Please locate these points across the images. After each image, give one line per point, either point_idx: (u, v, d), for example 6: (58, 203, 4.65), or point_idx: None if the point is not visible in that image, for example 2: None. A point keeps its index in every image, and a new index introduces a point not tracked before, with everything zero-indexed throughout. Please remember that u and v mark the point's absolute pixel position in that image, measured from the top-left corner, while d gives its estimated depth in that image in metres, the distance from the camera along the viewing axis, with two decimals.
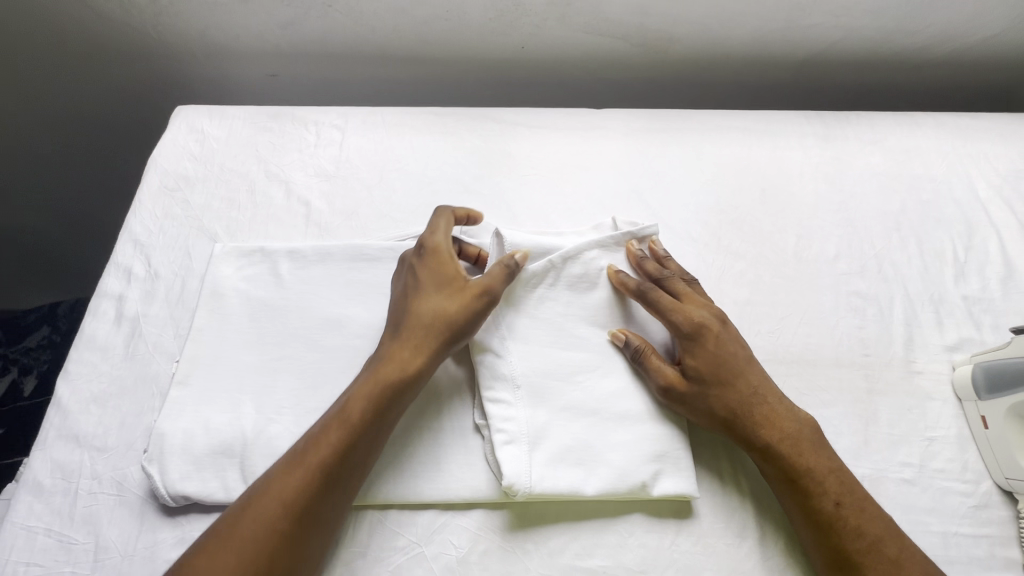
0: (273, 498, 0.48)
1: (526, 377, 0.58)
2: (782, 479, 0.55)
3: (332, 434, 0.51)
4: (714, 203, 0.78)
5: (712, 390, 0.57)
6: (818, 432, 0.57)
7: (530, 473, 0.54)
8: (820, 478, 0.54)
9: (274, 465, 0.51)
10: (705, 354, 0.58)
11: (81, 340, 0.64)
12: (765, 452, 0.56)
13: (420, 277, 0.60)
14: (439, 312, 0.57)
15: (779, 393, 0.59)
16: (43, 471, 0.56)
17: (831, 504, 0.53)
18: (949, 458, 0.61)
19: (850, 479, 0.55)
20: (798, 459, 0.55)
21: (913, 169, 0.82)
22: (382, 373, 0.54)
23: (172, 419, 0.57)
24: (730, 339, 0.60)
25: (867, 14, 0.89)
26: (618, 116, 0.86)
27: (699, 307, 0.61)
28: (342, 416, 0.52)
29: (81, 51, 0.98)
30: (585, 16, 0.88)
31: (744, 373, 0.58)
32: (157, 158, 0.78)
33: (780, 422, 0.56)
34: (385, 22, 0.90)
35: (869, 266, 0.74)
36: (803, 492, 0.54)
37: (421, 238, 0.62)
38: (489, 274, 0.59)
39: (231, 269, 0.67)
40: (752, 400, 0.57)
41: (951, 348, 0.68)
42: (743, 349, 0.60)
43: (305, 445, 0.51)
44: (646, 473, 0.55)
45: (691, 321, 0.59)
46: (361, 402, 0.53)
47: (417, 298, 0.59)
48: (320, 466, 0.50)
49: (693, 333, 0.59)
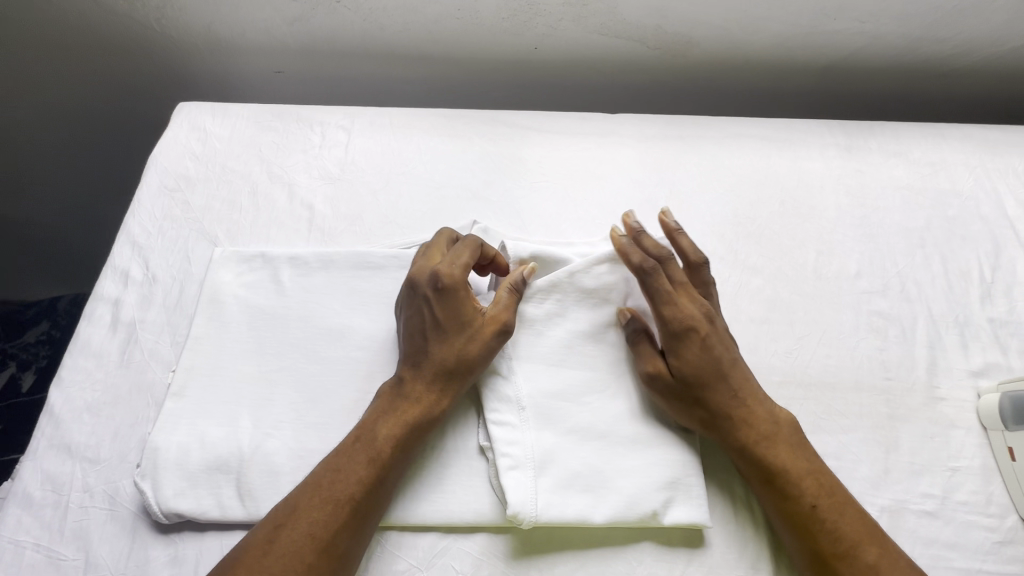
0: (302, 534, 0.47)
1: (532, 399, 0.56)
2: (760, 480, 0.53)
3: (361, 470, 0.50)
4: (731, 216, 0.75)
5: (694, 393, 0.55)
6: (797, 432, 0.55)
7: (536, 500, 0.51)
8: (797, 481, 0.52)
9: (293, 495, 0.49)
10: (689, 356, 0.56)
11: (75, 345, 0.62)
12: (741, 450, 0.54)
13: (438, 316, 0.56)
14: (463, 355, 0.55)
15: (759, 391, 0.57)
16: (34, 483, 0.55)
17: (808, 505, 0.51)
18: (973, 490, 0.59)
19: (830, 480, 0.53)
20: (772, 459, 0.53)
21: (939, 183, 0.79)
22: (407, 413, 0.53)
23: (167, 433, 0.55)
24: (718, 340, 0.57)
25: (892, 21, 0.86)
26: (633, 122, 0.83)
27: (691, 303, 0.58)
28: (371, 453, 0.51)
29: (86, 44, 0.97)
30: (601, 17, 0.85)
31: (728, 377, 0.56)
32: (157, 157, 0.76)
33: (756, 423, 0.55)
34: (394, 20, 0.87)
35: (892, 284, 0.71)
36: (779, 492, 0.52)
37: (436, 270, 0.56)
38: (502, 303, 0.57)
39: (230, 275, 0.65)
40: (729, 400, 0.55)
41: (976, 373, 0.65)
42: (730, 351, 0.58)
43: (328, 479, 0.50)
44: (658, 501, 0.53)
45: (681, 320, 0.57)
46: (391, 439, 0.52)
47: (437, 338, 0.55)
48: (349, 501, 0.49)
49: (680, 332, 0.56)
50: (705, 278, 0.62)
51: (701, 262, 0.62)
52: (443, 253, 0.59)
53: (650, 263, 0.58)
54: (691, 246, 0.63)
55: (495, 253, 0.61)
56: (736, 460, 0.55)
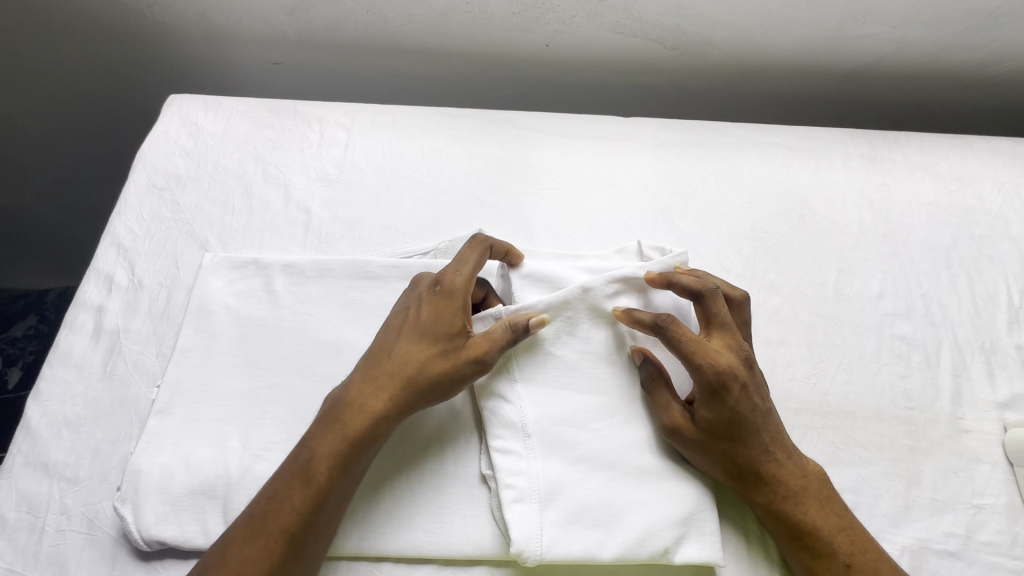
0: (232, 571, 0.44)
1: (537, 426, 0.53)
2: (788, 535, 0.51)
3: (296, 497, 0.46)
4: (749, 229, 0.71)
5: (720, 445, 0.52)
6: (826, 484, 0.52)
7: (541, 537, 0.49)
8: (828, 538, 0.50)
9: (231, 530, 0.46)
10: (725, 409, 0.51)
11: (54, 355, 0.59)
12: (768, 507, 0.52)
13: (419, 316, 0.53)
14: (426, 368, 0.51)
15: (788, 443, 0.54)
16: (7, 503, 0.52)
17: (840, 564, 0.49)
18: (997, 530, 0.56)
19: (862, 535, 0.50)
20: (802, 515, 0.51)
21: (967, 200, 0.75)
22: (350, 425, 0.49)
23: (150, 453, 0.52)
24: (755, 390, 0.53)
25: (924, 25, 0.81)
26: (648, 126, 0.79)
27: (726, 348, 0.54)
28: (306, 476, 0.47)
29: (74, 28, 0.92)
30: (618, 15, 0.81)
31: (760, 430, 0.52)
32: (145, 152, 0.72)
33: (785, 478, 0.52)
34: (399, 12, 0.83)
35: (916, 307, 0.68)
36: (810, 551, 0.50)
37: (440, 272, 0.54)
38: (491, 334, 0.52)
39: (220, 282, 0.61)
40: (759, 454, 0.52)
41: (1003, 405, 0.62)
42: (765, 402, 0.53)
43: (263, 510, 0.46)
44: (669, 538, 0.50)
45: (719, 370, 0.51)
46: (328, 458, 0.47)
47: (410, 340, 0.52)
48: (283, 534, 0.45)
49: (718, 383, 0.51)
50: (743, 318, 0.57)
51: (741, 299, 0.57)
52: (454, 258, 0.55)
53: (663, 315, 0.53)
54: (729, 282, 0.59)
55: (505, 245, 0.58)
56: (759, 514, 0.52)
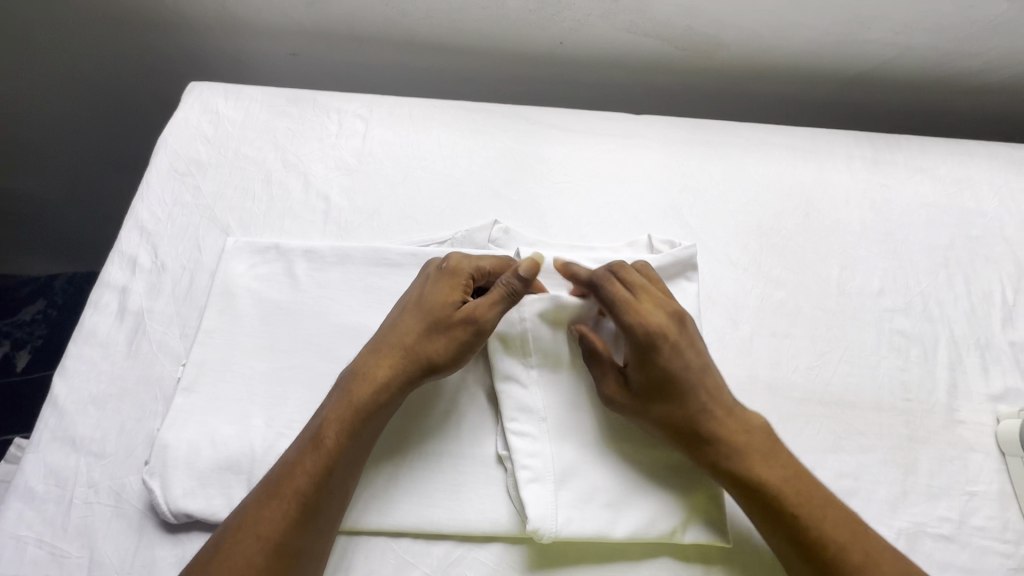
0: (249, 532, 0.45)
1: (553, 411, 0.55)
2: (741, 494, 0.51)
3: (308, 462, 0.48)
4: (755, 226, 0.74)
5: (657, 405, 0.53)
6: (771, 437, 0.53)
7: (556, 515, 0.51)
8: (775, 490, 0.50)
9: (249, 497, 0.48)
10: (656, 368, 0.53)
11: (80, 333, 0.60)
12: (715, 466, 0.52)
13: (423, 292, 0.56)
14: (426, 338, 0.53)
15: (729, 398, 0.54)
16: (36, 476, 0.53)
17: (789, 514, 0.49)
18: (990, 515, 0.58)
19: (813, 485, 0.51)
20: (748, 471, 0.51)
21: (965, 202, 0.78)
22: (356, 394, 0.50)
23: (176, 430, 0.54)
24: (686, 346, 0.54)
25: (927, 32, 0.84)
26: (659, 123, 0.81)
27: (656, 306, 0.55)
28: (316, 440, 0.48)
29: (92, 15, 0.93)
30: (632, 15, 0.83)
31: (696, 386, 0.53)
32: (167, 138, 0.73)
33: (728, 433, 0.52)
34: (418, 7, 0.84)
35: (915, 303, 0.70)
36: (760, 504, 0.50)
37: (447, 254, 0.58)
38: (490, 305, 0.53)
39: (243, 266, 0.63)
40: (694, 410, 0.53)
41: (996, 398, 0.65)
42: (699, 359, 0.55)
43: (280, 474, 0.48)
44: (678, 519, 0.52)
45: (643, 326, 0.53)
46: (336, 425, 0.49)
47: (413, 314, 0.55)
48: (297, 496, 0.46)
49: (646, 342, 0.53)
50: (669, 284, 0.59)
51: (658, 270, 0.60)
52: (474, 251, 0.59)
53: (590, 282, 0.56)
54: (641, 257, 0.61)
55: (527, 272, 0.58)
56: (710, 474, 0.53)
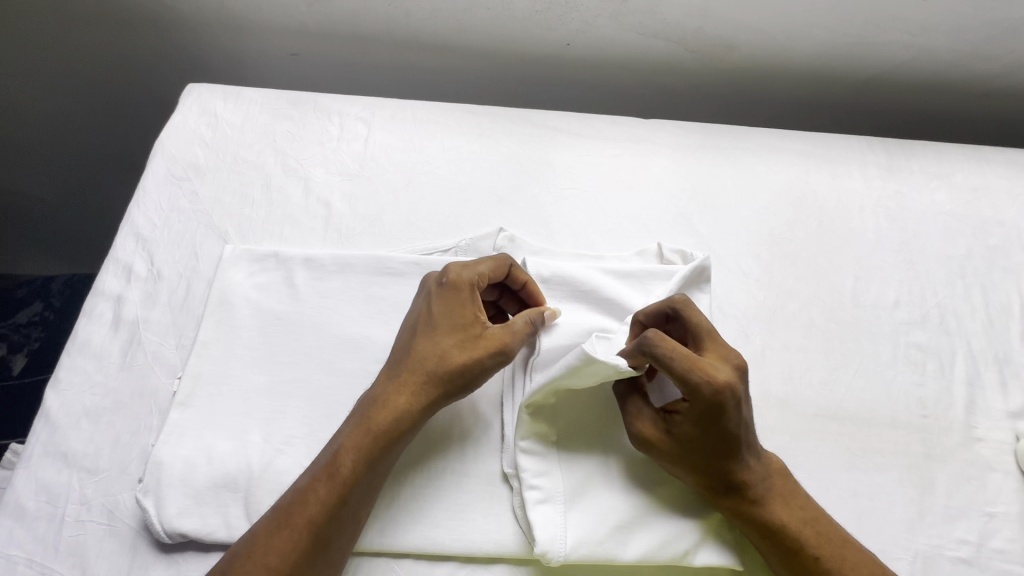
0: (256, 562, 0.43)
1: (562, 429, 0.53)
2: (758, 535, 0.50)
3: (322, 490, 0.46)
4: (767, 234, 0.72)
5: (694, 456, 0.49)
6: (787, 477, 0.52)
7: (565, 538, 0.49)
8: (796, 534, 0.49)
9: (256, 524, 0.46)
10: (711, 425, 0.48)
11: (74, 344, 0.59)
12: (734, 510, 0.50)
13: (433, 311, 0.53)
14: (445, 360, 0.51)
15: (756, 442, 0.52)
16: (28, 492, 0.51)
17: (811, 557, 0.49)
18: (1010, 537, 0.57)
19: (828, 525, 0.50)
20: (769, 516, 0.50)
21: (982, 211, 0.76)
22: (375, 420, 0.49)
23: (171, 446, 0.52)
24: (744, 402, 0.50)
25: (943, 33, 0.82)
26: (668, 128, 0.79)
27: (722, 362, 0.50)
28: (332, 469, 0.47)
29: (90, 12, 0.91)
30: (641, 16, 0.81)
31: (740, 439, 0.49)
32: (164, 141, 0.71)
33: (750, 479, 0.50)
34: (422, 7, 0.83)
35: (931, 316, 0.68)
36: (781, 547, 0.49)
37: (446, 266, 0.54)
38: (511, 327, 0.52)
39: (241, 275, 0.61)
40: (727, 460, 0.50)
41: (1015, 415, 0.63)
42: (749, 411, 0.50)
43: (291, 503, 0.46)
44: (690, 541, 0.51)
45: (714, 386, 0.47)
46: (353, 452, 0.47)
47: (427, 335, 0.52)
48: (310, 526, 0.45)
49: (713, 401, 0.47)
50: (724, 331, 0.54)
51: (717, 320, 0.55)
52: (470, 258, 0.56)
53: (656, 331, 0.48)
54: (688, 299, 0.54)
55: (525, 276, 0.56)
56: (726, 516, 0.51)
